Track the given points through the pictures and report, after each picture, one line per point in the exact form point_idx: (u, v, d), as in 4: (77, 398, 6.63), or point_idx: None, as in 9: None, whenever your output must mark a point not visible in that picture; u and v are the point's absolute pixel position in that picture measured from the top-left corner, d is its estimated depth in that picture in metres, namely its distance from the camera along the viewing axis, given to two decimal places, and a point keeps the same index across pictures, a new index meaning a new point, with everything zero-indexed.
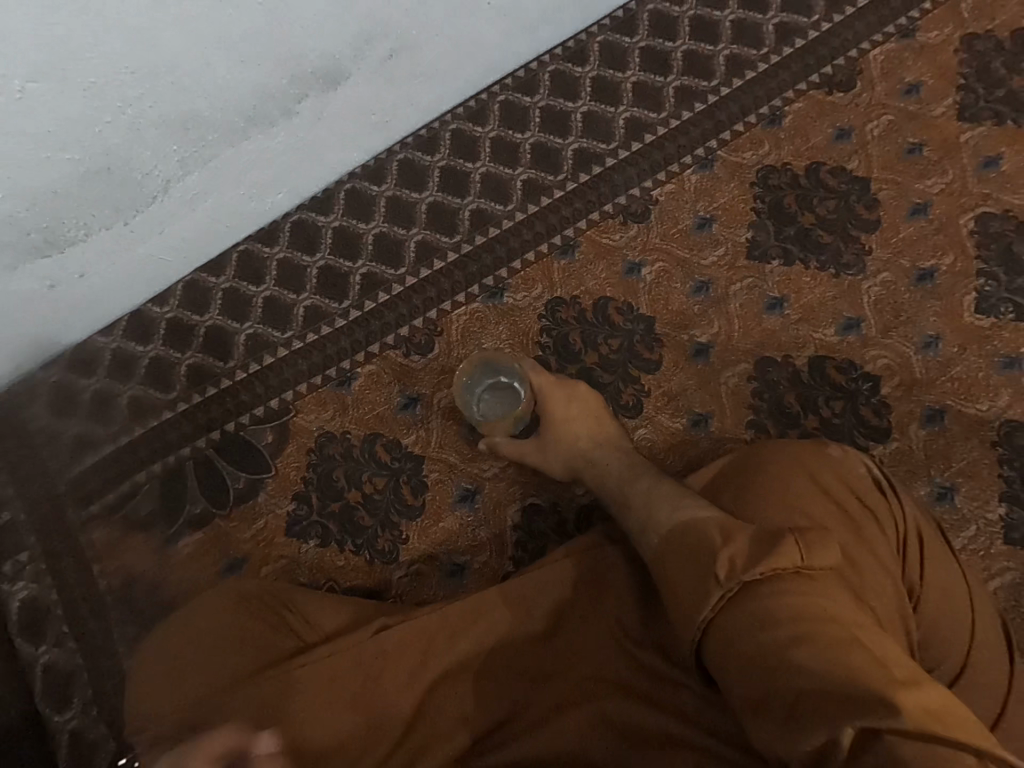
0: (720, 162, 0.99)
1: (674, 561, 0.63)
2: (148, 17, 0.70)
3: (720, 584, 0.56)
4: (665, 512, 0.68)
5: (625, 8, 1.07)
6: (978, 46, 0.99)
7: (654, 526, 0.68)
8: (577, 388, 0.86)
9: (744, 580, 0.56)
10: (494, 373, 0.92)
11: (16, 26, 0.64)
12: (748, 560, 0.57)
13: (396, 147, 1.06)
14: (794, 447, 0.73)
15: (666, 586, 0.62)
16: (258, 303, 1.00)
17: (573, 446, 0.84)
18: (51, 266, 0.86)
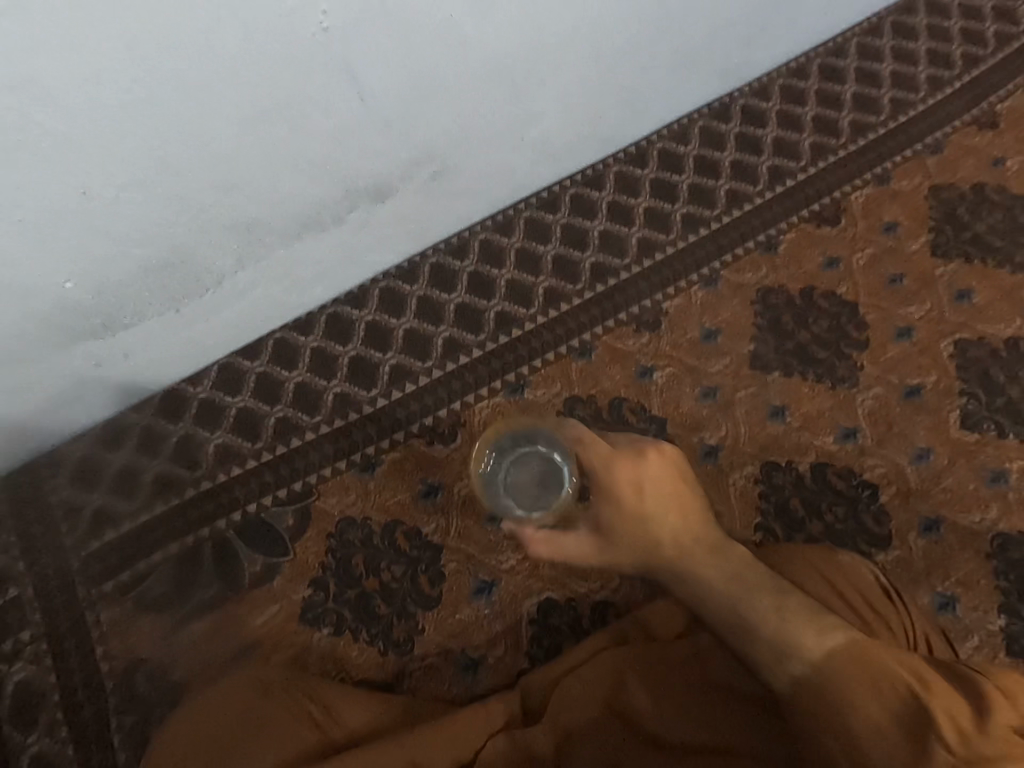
0: (723, 281, 1.09)
1: (850, 700, 0.56)
2: (233, 142, 0.81)
3: (951, 748, 0.52)
4: (808, 634, 0.60)
5: (638, 144, 1.21)
6: (945, 195, 1.13)
7: (793, 653, 0.60)
8: (647, 462, 0.69)
9: (976, 745, 0.52)
10: (528, 440, 0.80)
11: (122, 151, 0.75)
12: (969, 718, 0.53)
13: (428, 252, 1.14)
14: (806, 553, 0.77)
15: (848, 740, 0.55)
16: (288, 387, 1.05)
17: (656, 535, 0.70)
18: (100, 348, 0.93)
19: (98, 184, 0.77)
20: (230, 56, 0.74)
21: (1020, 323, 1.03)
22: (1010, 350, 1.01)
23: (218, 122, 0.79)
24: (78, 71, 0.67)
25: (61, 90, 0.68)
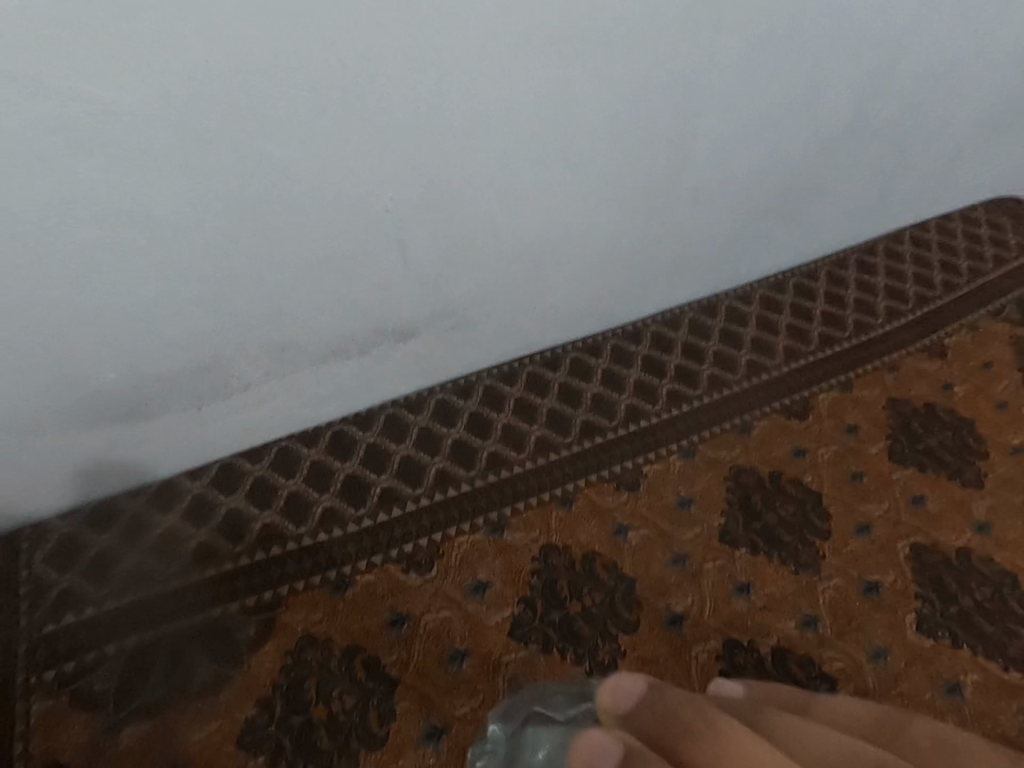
0: (700, 455, 1.19)
1: None
2: (286, 280, 0.98)
3: None
4: None
5: (634, 323, 1.38)
6: (901, 407, 1.27)
7: None
8: None
9: None
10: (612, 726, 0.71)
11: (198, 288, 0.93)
12: None
13: (437, 387, 1.25)
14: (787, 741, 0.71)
15: None
16: (282, 494, 1.10)
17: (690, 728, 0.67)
18: (119, 433, 1.02)
19: (169, 300, 0.93)
20: (308, 219, 0.94)
21: (970, 535, 1.11)
22: (961, 559, 1.08)
23: (283, 262, 0.96)
24: (184, 216, 0.86)
25: (166, 230, 0.86)
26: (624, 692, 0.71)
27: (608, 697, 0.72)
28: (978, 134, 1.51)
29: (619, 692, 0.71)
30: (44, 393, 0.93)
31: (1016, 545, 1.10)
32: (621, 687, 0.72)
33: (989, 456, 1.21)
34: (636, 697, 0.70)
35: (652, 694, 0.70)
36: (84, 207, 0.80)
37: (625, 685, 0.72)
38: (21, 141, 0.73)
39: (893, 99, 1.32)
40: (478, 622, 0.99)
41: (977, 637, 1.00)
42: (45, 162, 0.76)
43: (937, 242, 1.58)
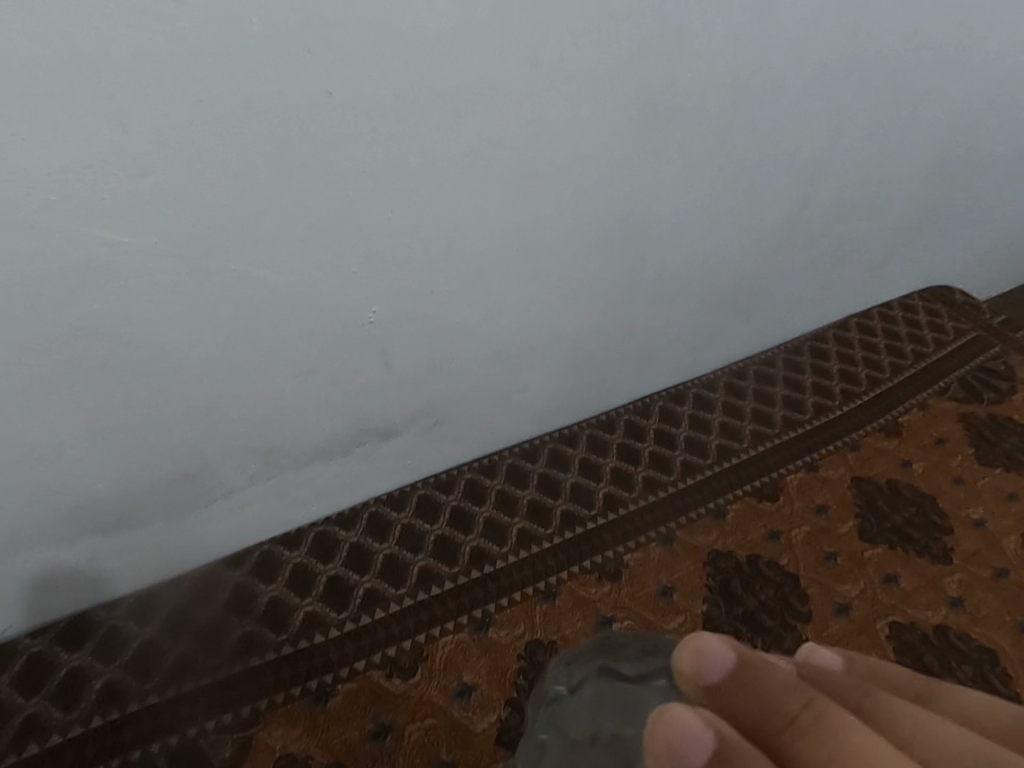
0: (678, 541, 1.22)
1: None
2: (273, 392, 1.04)
3: None
4: None
5: (607, 412, 1.45)
6: (866, 486, 1.33)
7: None
8: None
9: None
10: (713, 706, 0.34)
11: (190, 407, 0.99)
12: None
13: (419, 483, 1.28)
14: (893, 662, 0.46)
15: None
16: (262, 601, 1.09)
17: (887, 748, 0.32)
18: (100, 545, 1.04)
19: (160, 416, 0.98)
20: (297, 335, 1.01)
21: (945, 611, 1.13)
22: (939, 637, 1.09)
23: (271, 375, 1.03)
24: (179, 338, 0.92)
25: (160, 351, 0.92)
26: (708, 662, 0.35)
27: (682, 665, 0.36)
28: (903, 233, 1.69)
29: (702, 660, 0.35)
30: (32, 509, 0.95)
31: (990, 620, 1.12)
32: (701, 646, 0.35)
33: (953, 531, 1.25)
34: (729, 673, 0.34)
35: (756, 670, 0.35)
36: (86, 335, 0.86)
37: (709, 643, 0.35)
38: (28, 281, 0.79)
39: (824, 208, 1.48)
40: (464, 730, 0.96)
41: None
42: (50, 298, 0.81)
43: (883, 327, 1.71)
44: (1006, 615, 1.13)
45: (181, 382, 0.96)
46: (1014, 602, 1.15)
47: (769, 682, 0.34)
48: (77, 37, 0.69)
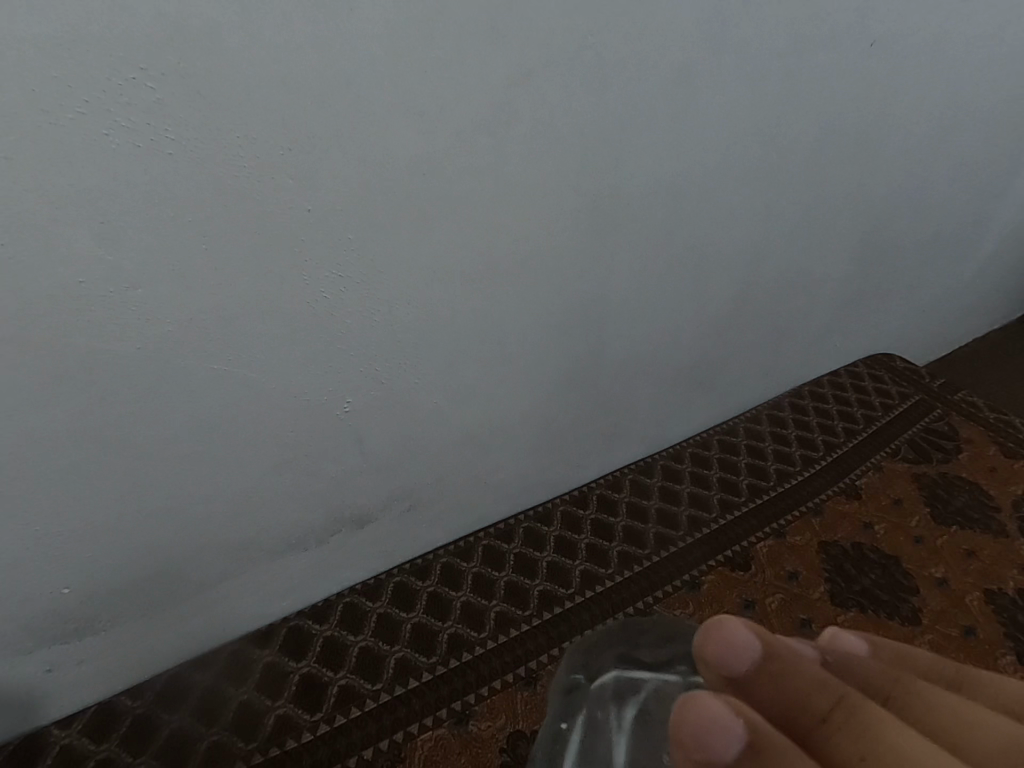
0: (657, 616, 1.22)
1: None
2: (246, 488, 1.06)
3: None
4: None
5: (578, 489, 1.49)
6: (832, 550, 1.37)
7: None
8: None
9: None
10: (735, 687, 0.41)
11: (163, 506, 1.00)
12: None
13: (394, 570, 1.27)
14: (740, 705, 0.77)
15: None
16: (231, 707, 1.05)
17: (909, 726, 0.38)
18: (60, 653, 1.00)
19: (132, 517, 0.98)
20: (274, 433, 1.04)
21: None
22: None
23: (246, 469, 1.05)
24: (155, 436, 0.94)
25: (136, 453, 0.94)
26: (732, 649, 0.41)
27: (707, 652, 0.42)
28: (838, 309, 1.84)
29: (728, 650, 0.41)
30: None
31: None
32: (729, 640, 0.42)
33: (919, 591, 1.29)
34: (753, 664, 0.41)
35: (778, 662, 0.40)
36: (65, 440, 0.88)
37: (736, 636, 0.42)
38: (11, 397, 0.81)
39: (766, 291, 1.61)
40: None
41: None
42: (33, 408, 0.84)
43: (833, 392, 1.81)
44: None
45: (155, 480, 0.97)
46: (986, 661, 1.17)
47: (791, 673, 0.40)
48: (75, 174, 0.74)
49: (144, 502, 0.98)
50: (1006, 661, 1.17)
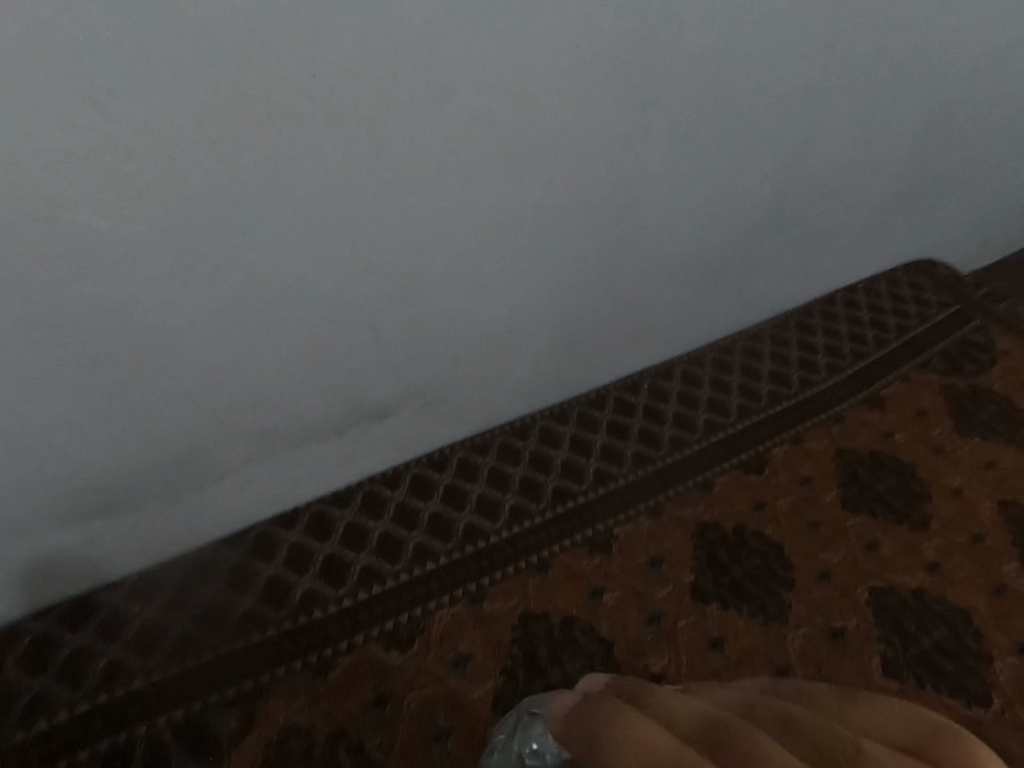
0: (667, 514, 1.25)
1: None
2: (259, 378, 1.05)
3: None
4: None
5: (598, 390, 1.47)
6: (849, 457, 1.36)
7: None
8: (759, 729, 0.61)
9: None
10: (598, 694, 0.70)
11: (183, 391, 1.00)
12: None
13: (412, 462, 1.30)
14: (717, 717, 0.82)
15: None
16: (261, 579, 1.11)
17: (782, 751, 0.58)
18: (100, 525, 1.04)
19: (153, 398, 0.98)
20: (288, 326, 1.02)
21: (923, 575, 1.17)
22: (917, 601, 1.14)
23: (263, 356, 1.03)
24: (166, 320, 0.92)
25: (147, 332, 0.92)
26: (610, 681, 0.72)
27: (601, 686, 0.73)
28: (893, 205, 1.67)
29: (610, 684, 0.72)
30: (26, 492, 0.96)
31: (966, 582, 1.17)
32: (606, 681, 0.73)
33: (933, 499, 1.29)
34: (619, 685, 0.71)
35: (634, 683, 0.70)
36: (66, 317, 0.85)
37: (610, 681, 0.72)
38: (20, 276, 0.80)
39: (814, 182, 1.48)
40: (461, 697, 1.00)
41: (939, 677, 1.05)
42: (39, 291, 0.82)
43: (866, 301, 1.72)
44: (982, 577, 1.17)
45: (172, 362, 0.96)
46: (989, 566, 1.19)
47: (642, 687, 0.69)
48: (63, 30, 0.70)
49: (164, 384, 0.98)
50: (1010, 568, 1.19)
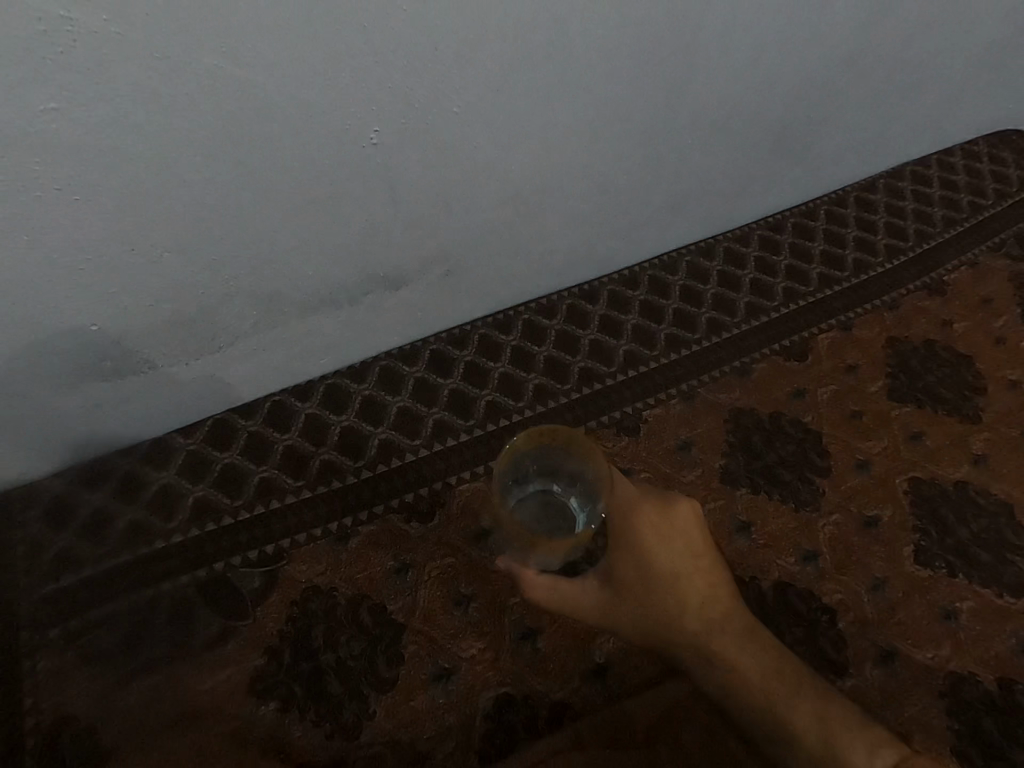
0: (699, 399, 1.18)
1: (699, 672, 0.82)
2: (267, 237, 0.94)
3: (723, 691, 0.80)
4: None
5: (630, 268, 1.35)
6: (901, 347, 1.26)
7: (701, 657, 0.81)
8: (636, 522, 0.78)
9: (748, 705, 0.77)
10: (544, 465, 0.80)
11: (180, 246, 0.89)
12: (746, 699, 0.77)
13: (431, 339, 1.22)
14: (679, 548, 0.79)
15: None
16: (277, 448, 1.08)
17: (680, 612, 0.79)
18: (106, 389, 0.98)
19: (146, 247, 0.87)
20: (289, 175, 0.88)
21: (967, 468, 1.12)
22: (958, 493, 1.09)
23: (265, 209, 0.90)
24: (151, 157, 0.78)
25: (129, 169, 0.78)
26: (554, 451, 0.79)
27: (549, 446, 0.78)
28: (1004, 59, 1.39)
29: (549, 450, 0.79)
30: (20, 355, 0.89)
31: (1013, 476, 1.11)
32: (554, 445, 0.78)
33: (987, 391, 1.21)
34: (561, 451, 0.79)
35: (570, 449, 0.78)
36: (26, 148, 0.71)
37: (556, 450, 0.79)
38: None
39: (920, 18, 1.20)
40: (482, 567, 0.99)
41: (973, 566, 1.02)
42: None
43: (938, 177, 1.53)
44: None
45: (163, 211, 0.84)
46: None
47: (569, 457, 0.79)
48: None
49: (155, 238, 0.86)
50: None
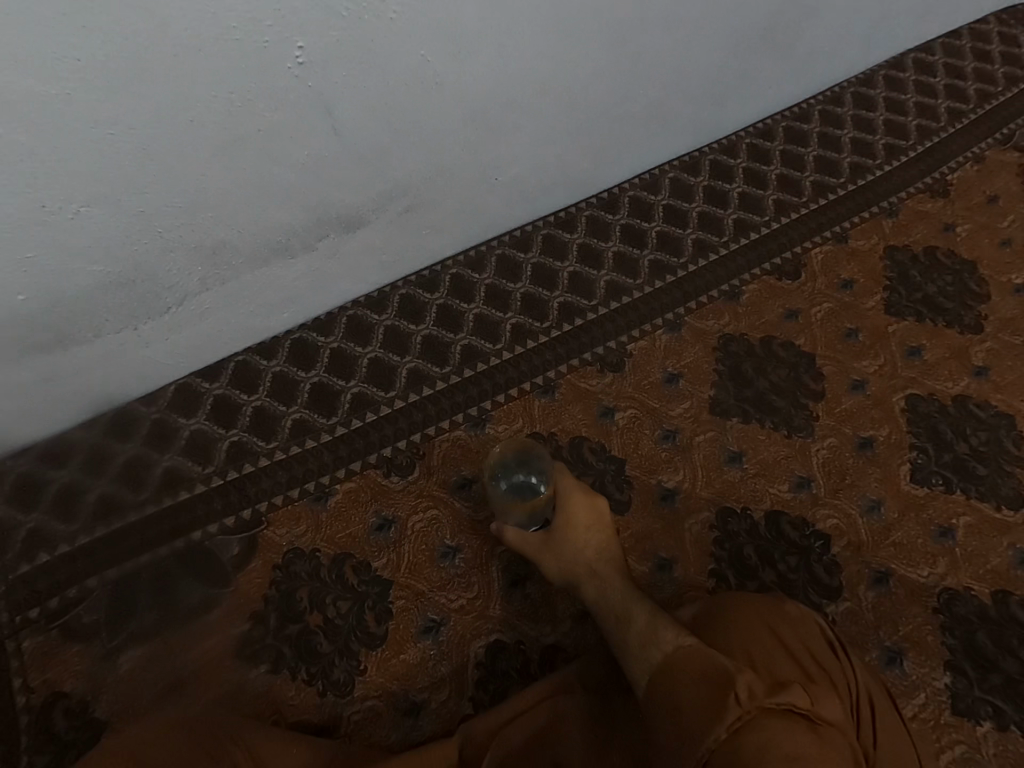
0: (686, 328, 1.12)
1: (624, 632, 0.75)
2: (199, 181, 0.84)
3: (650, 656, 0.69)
4: None
5: (610, 190, 1.25)
6: (900, 257, 1.18)
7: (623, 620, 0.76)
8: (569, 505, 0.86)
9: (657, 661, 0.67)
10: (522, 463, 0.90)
11: (99, 197, 0.80)
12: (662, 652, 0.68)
13: (400, 283, 1.15)
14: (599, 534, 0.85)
15: None
16: (245, 411, 1.03)
17: (575, 561, 0.84)
18: (52, 361, 0.92)
19: (60, 199, 0.77)
20: (210, 109, 0.78)
21: (967, 381, 1.07)
22: (957, 408, 1.05)
23: (189, 148, 0.80)
24: (47, 89, 0.68)
25: (22, 104, 0.68)
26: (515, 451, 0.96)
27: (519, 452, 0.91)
28: None
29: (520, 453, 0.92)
30: None
31: (1015, 386, 1.06)
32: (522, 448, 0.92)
33: (990, 298, 1.14)
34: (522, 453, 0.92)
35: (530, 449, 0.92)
36: None
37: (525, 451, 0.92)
38: None
39: None
40: (467, 517, 0.96)
41: (971, 480, 0.99)
42: None
43: (943, 66, 1.39)
44: None
45: (70, 157, 0.74)
46: None
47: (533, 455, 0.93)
48: None
49: (69, 191, 0.77)
50: None
